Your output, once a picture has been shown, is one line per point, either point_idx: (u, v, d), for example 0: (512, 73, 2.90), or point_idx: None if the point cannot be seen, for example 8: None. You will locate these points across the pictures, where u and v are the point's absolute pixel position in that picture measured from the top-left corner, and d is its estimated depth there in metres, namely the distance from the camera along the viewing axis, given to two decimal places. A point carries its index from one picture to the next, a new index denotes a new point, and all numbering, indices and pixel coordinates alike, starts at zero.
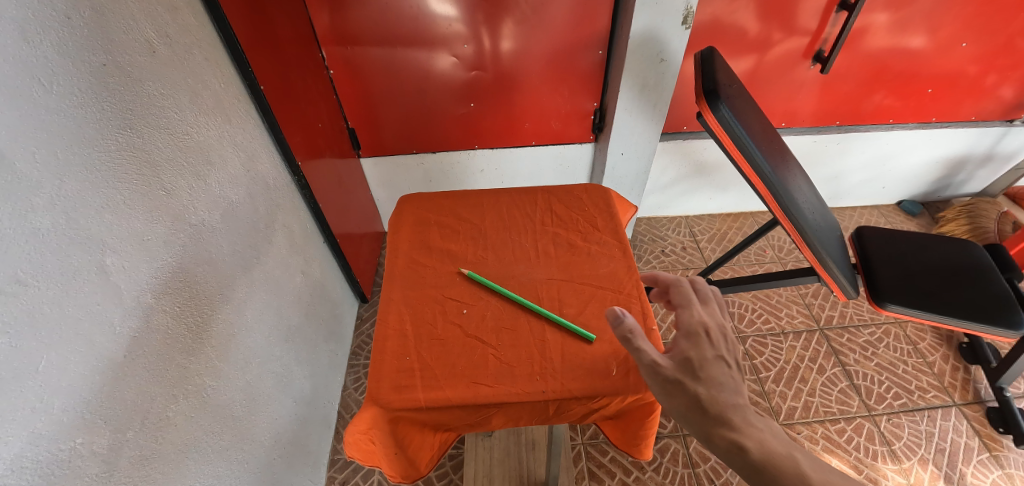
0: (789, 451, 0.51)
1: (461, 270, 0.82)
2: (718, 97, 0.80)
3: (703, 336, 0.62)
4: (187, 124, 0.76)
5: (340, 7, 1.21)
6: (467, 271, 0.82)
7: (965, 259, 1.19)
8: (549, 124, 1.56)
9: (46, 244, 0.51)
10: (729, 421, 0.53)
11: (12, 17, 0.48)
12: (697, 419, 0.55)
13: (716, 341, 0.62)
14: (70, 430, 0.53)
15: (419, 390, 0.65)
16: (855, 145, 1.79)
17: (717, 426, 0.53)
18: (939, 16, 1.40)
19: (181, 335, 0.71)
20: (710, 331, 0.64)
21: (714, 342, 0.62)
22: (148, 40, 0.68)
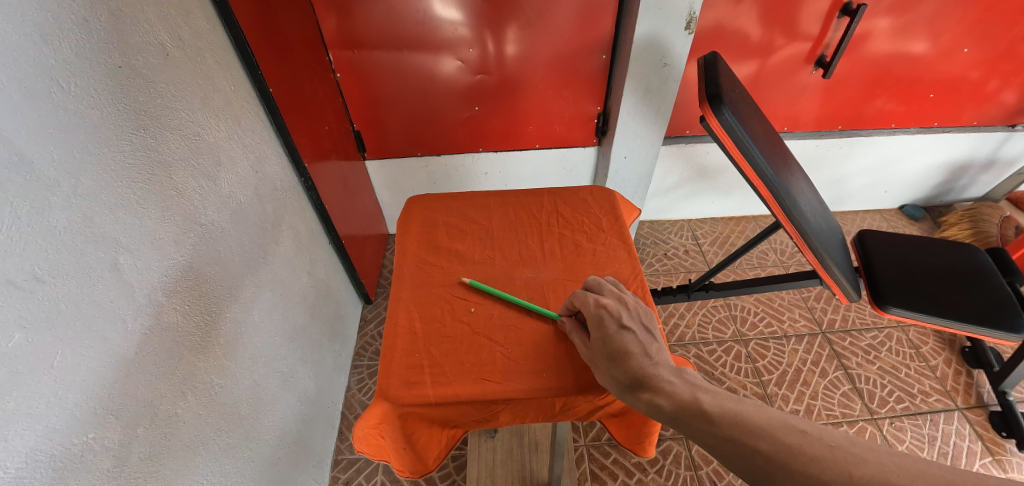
0: (697, 393, 0.54)
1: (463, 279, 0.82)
2: (721, 101, 0.81)
3: (605, 312, 0.64)
4: (199, 126, 0.77)
5: (348, 11, 1.22)
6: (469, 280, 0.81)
7: (967, 262, 1.19)
8: (553, 128, 1.58)
9: (61, 241, 0.52)
10: (646, 382, 0.57)
11: (31, 20, 0.49)
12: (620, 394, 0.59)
13: (618, 311, 0.65)
14: (82, 425, 0.53)
15: (428, 386, 0.66)
16: (858, 149, 1.80)
17: (637, 390, 0.57)
18: (941, 22, 1.41)
19: (190, 333, 0.72)
20: (613, 304, 0.66)
21: (617, 313, 0.64)
22: (162, 44, 0.70)
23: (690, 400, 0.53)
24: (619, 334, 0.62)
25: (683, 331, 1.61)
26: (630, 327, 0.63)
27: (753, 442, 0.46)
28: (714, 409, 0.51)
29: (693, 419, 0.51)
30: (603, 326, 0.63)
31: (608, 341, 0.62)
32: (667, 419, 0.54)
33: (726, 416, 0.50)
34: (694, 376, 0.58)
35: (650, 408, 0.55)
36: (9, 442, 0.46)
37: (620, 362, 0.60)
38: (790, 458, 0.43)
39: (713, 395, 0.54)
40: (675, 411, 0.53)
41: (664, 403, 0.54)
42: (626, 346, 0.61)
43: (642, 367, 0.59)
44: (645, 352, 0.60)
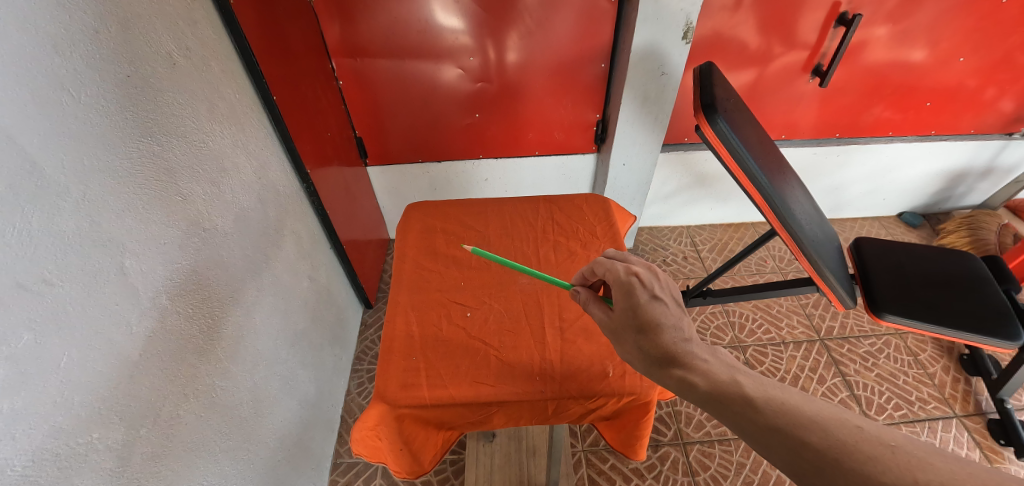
0: (734, 375, 0.52)
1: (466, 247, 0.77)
2: (715, 110, 0.82)
3: (635, 282, 0.62)
4: (204, 133, 0.79)
5: (351, 20, 1.25)
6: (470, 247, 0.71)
7: (962, 270, 1.20)
8: (553, 135, 1.59)
9: (70, 245, 0.54)
10: (677, 359, 0.56)
11: (42, 30, 0.51)
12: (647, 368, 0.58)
13: (649, 282, 0.62)
14: (87, 425, 0.55)
15: (425, 388, 0.67)
16: (855, 157, 1.81)
17: (666, 366, 0.56)
18: (936, 31, 1.43)
19: (193, 336, 0.73)
20: (643, 274, 0.63)
21: (648, 284, 0.62)
22: (169, 53, 0.72)
23: (726, 382, 0.51)
24: (649, 306, 0.60)
25: None
26: (660, 300, 0.61)
27: (801, 434, 0.43)
28: (756, 395, 0.49)
29: (730, 402, 0.49)
30: (633, 296, 0.61)
31: (637, 312, 0.60)
32: (699, 399, 0.52)
33: (770, 404, 0.47)
34: (727, 356, 0.57)
35: (680, 385, 0.54)
36: (16, 440, 0.47)
37: (649, 336, 0.58)
38: (843, 454, 0.40)
39: (752, 379, 0.51)
40: (711, 391, 0.51)
41: (698, 382, 0.53)
42: (656, 319, 0.59)
43: (672, 343, 0.57)
44: (676, 327, 0.59)
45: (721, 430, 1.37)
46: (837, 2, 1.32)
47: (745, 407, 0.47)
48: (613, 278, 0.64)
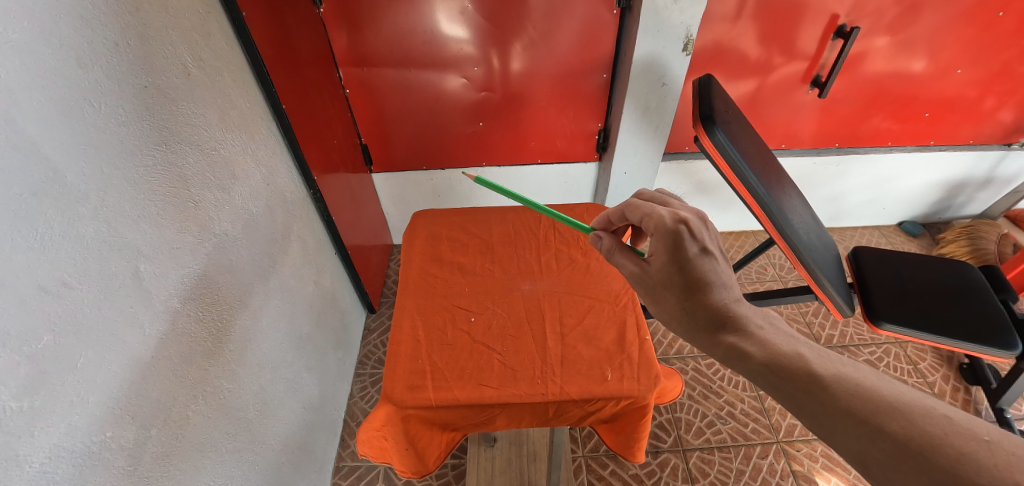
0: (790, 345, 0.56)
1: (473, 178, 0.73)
2: (713, 122, 0.85)
3: (685, 232, 0.63)
4: (216, 141, 0.81)
5: (359, 30, 1.27)
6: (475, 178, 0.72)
7: (960, 280, 1.21)
8: (555, 143, 1.61)
9: (89, 249, 0.56)
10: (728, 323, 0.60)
11: (66, 44, 0.53)
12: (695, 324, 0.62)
13: (698, 233, 0.64)
14: (101, 424, 0.56)
15: (430, 390, 0.69)
16: (855, 167, 1.83)
17: (716, 325, 0.61)
18: (935, 43, 1.45)
19: (203, 338, 0.75)
20: (692, 224, 0.65)
21: (697, 236, 0.64)
22: (185, 64, 0.74)
23: (783, 353, 0.55)
24: (698, 259, 0.63)
25: (681, 344, 1.63)
26: (709, 255, 0.64)
27: (880, 420, 0.44)
28: (822, 371, 0.51)
29: (793, 374, 0.52)
30: (683, 249, 0.63)
31: (685, 267, 0.63)
32: (753, 364, 0.56)
33: (841, 384, 0.49)
34: (778, 327, 0.61)
35: (731, 350, 0.58)
36: (34, 437, 0.49)
37: (697, 295, 0.62)
38: (924, 444, 0.41)
39: (813, 354, 0.54)
40: (769, 360, 0.54)
41: (752, 349, 0.56)
42: (704, 277, 0.63)
43: (720, 304, 0.62)
44: (722, 287, 0.63)
45: (720, 438, 1.38)
46: (836, 15, 1.34)
47: (813, 384, 0.50)
48: (660, 225, 0.65)
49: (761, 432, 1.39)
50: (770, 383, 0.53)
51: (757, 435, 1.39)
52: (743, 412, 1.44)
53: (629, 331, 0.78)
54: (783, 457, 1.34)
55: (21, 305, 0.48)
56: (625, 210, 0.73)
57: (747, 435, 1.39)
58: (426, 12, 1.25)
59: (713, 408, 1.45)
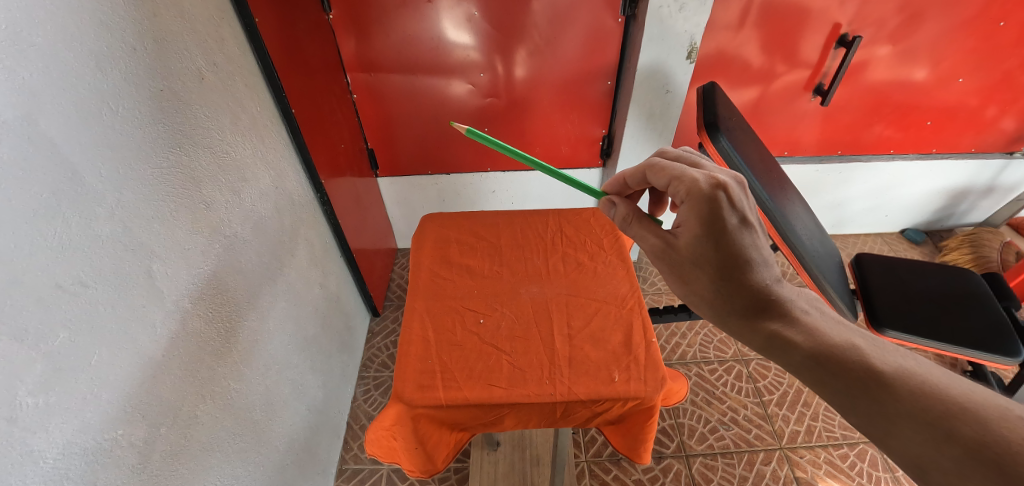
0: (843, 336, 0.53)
1: (461, 129, 0.69)
2: (717, 129, 0.87)
3: (724, 200, 0.58)
4: (227, 144, 0.83)
5: (366, 36, 1.29)
6: (465, 128, 0.69)
7: (963, 287, 1.21)
8: (559, 149, 1.63)
9: (106, 249, 0.57)
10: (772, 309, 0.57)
11: (87, 48, 0.54)
12: (734, 309, 0.59)
13: (738, 201, 0.59)
14: (114, 421, 0.57)
15: (440, 389, 0.70)
16: (857, 174, 1.83)
17: (758, 310, 0.58)
18: (937, 52, 1.46)
19: (212, 339, 0.76)
20: (731, 191, 0.60)
21: (737, 205, 0.59)
22: (199, 69, 0.75)
23: (834, 345, 0.52)
24: (737, 232, 0.58)
25: (684, 350, 1.63)
26: (749, 228, 0.59)
27: (949, 422, 0.40)
28: (882, 367, 0.48)
29: (848, 368, 0.49)
30: (722, 220, 0.58)
31: (723, 241, 0.58)
32: (800, 354, 0.53)
33: (905, 383, 0.45)
34: (823, 315, 0.58)
35: (774, 338, 0.55)
36: (49, 433, 0.49)
37: (735, 275, 0.59)
38: (1003, 452, 0.37)
39: (868, 347, 0.51)
40: (818, 352, 0.52)
41: (798, 339, 0.54)
42: (744, 254, 0.59)
43: (760, 286, 0.58)
44: (762, 267, 0.59)
45: (723, 444, 1.38)
46: (838, 24, 1.36)
47: (871, 381, 0.46)
48: (695, 193, 0.60)
49: (764, 438, 1.39)
50: (818, 375, 0.50)
51: (760, 441, 1.38)
52: (746, 418, 1.44)
53: (635, 333, 0.78)
54: (787, 463, 1.34)
55: (40, 303, 0.49)
56: (650, 173, 0.68)
57: (750, 441, 1.39)
58: (433, 19, 1.26)
59: (716, 414, 1.45)
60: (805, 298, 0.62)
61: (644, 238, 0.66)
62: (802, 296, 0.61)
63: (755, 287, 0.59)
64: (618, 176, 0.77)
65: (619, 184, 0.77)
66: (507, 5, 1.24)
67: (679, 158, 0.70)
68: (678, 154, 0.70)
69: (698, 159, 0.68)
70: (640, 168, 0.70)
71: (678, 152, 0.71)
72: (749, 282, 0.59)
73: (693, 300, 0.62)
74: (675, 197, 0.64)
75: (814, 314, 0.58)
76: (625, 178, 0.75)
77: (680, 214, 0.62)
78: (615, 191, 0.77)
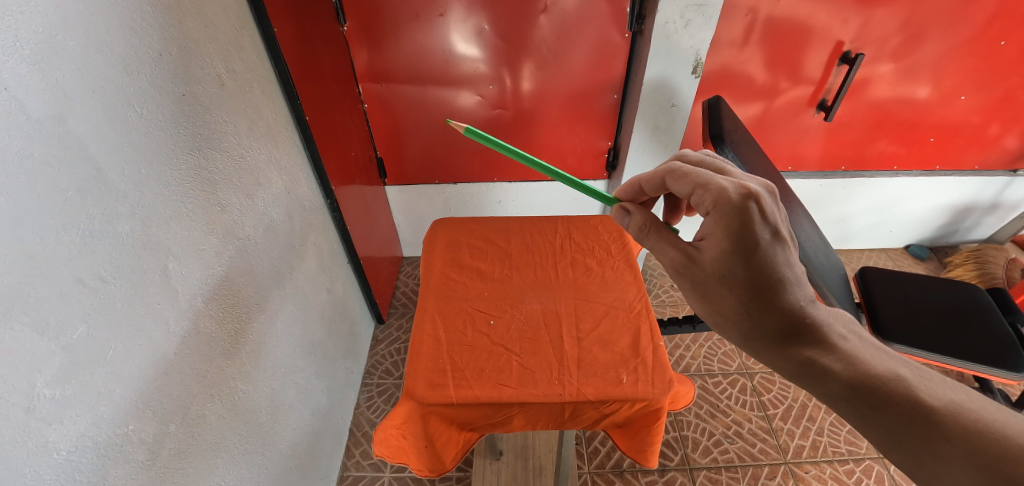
0: (884, 366, 0.54)
1: (458, 128, 0.69)
2: (722, 141, 0.92)
3: (756, 213, 0.58)
4: (243, 149, 0.85)
5: (379, 48, 1.33)
6: (464, 128, 0.69)
7: (968, 301, 1.22)
8: (565, 160, 1.64)
9: (125, 246, 0.58)
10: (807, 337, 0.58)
11: (115, 51, 0.56)
12: (765, 332, 0.59)
13: (770, 214, 0.59)
14: (125, 417, 0.58)
15: (450, 387, 0.71)
16: (862, 189, 1.84)
17: (793, 336, 0.58)
18: (940, 69, 1.48)
19: (221, 338, 0.77)
20: (762, 202, 0.59)
21: (768, 218, 0.59)
22: (219, 75, 0.78)
23: (876, 375, 0.53)
24: (768, 247, 0.59)
25: (688, 362, 1.62)
26: (781, 242, 0.59)
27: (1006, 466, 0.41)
28: (930, 402, 0.49)
29: (893, 401, 0.50)
30: (753, 233, 0.58)
31: (753, 257, 0.58)
32: (839, 383, 0.54)
33: (957, 420, 0.46)
34: (861, 340, 0.59)
35: (810, 366, 0.56)
36: (64, 425, 0.50)
37: (766, 295, 0.59)
38: None
39: (913, 378, 0.52)
40: (859, 382, 0.53)
41: (836, 367, 0.55)
42: (776, 272, 0.59)
43: (793, 309, 0.59)
44: (794, 285, 0.60)
45: (727, 457, 1.36)
46: (841, 41, 1.38)
47: (919, 418, 0.48)
48: (723, 204, 0.59)
49: (768, 453, 1.38)
50: (859, 406, 0.52)
51: (764, 455, 1.37)
52: (750, 431, 1.43)
53: (643, 336, 0.79)
54: (792, 478, 1.32)
55: (62, 297, 0.50)
56: (672, 179, 0.67)
57: (755, 455, 1.37)
58: (444, 32, 1.30)
59: (720, 427, 1.44)
60: (840, 321, 0.62)
61: (665, 250, 0.67)
62: (838, 320, 0.61)
63: (788, 308, 0.59)
64: (632, 181, 0.76)
65: (635, 189, 0.77)
66: (516, 19, 1.27)
67: (701, 164, 0.69)
68: (700, 160, 0.70)
69: (722, 165, 0.68)
70: (659, 173, 0.70)
71: (699, 157, 0.70)
72: (781, 302, 0.59)
73: (720, 320, 0.63)
74: (700, 206, 0.63)
75: (852, 340, 0.59)
76: (642, 183, 0.74)
77: (706, 225, 0.62)
78: (629, 198, 0.78)
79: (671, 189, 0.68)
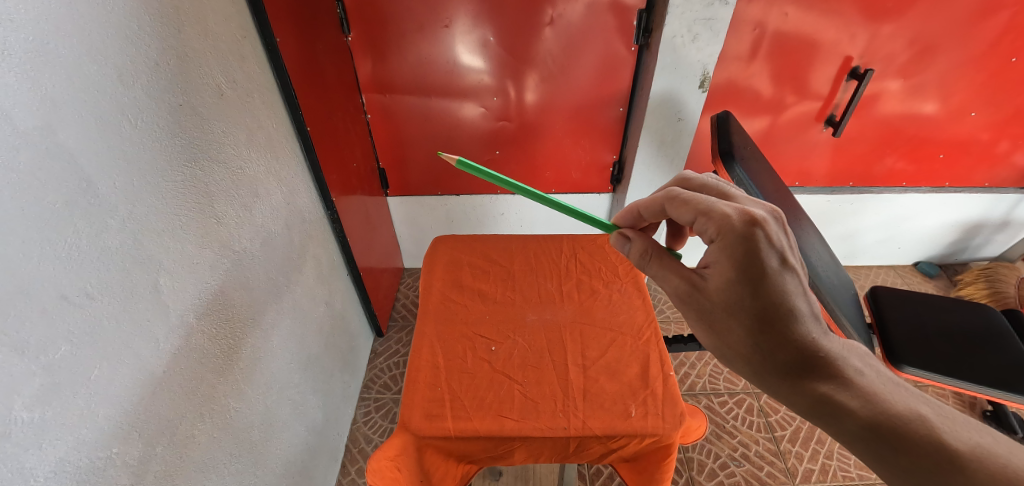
0: (905, 403, 0.51)
1: (450, 159, 0.67)
2: (732, 158, 0.90)
3: (763, 238, 0.57)
4: (241, 160, 0.83)
5: (383, 59, 1.32)
6: (455, 159, 0.68)
7: (982, 322, 1.19)
8: (569, 174, 1.63)
9: (114, 260, 0.56)
10: (820, 370, 0.56)
11: (110, 61, 0.55)
12: (774, 366, 0.57)
13: (777, 239, 0.57)
14: (108, 439, 0.55)
15: (448, 419, 0.71)
16: (869, 205, 1.82)
17: (805, 371, 0.56)
18: (950, 85, 1.46)
19: (213, 355, 0.74)
20: (767, 228, 0.58)
21: (775, 243, 0.57)
22: (219, 85, 0.76)
23: (895, 414, 0.50)
24: (776, 274, 0.57)
25: (693, 380, 1.59)
26: (789, 269, 0.57)
27: None
28: (956, 445, 0.46)
29: (915, 443, 0.47)
30: (759, 261, 0.56)
31: (760, 285, 0.56)
32: (856, 423, 0.51)
33: (983, 464, 0.43)
34: (879, 374, 0.56)
35: (825, 402, 0.54)
36: (42, 450, 0.48)
37: (776, 326, 0.57)
38: None
39: (936, 418, 0.50)
40: (877, 421, 0.50)
41: (853, 405, 0.52)
42: (784, 301, 0.57)
43: (804, 341, 0.57)
44: (804, 315, 0.57)
45: (734, 481, 1.32)
46: (849, 56, 1.37)
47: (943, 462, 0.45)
48: (728, 230, 0.58)
49: (776, 477, 1.34)
50: (878, 448, 0.49)
51: (772, 479, 1.33)
52: (757, 454, 1.39)
53: (652, 366, 0.80)
54: None
55: (43, 314, 0.48)
56: (672, 206, 0.64)
57: (762, 479, 1.33)
58: (448, 43, 1.29)
59: (726, 449, 1.40)
60: (856, 354, 0.59)
61: (668, 277, 0.64)
62: (853, 352, 0.59)
63: (799, 341, 0.57)
64: (631, 207, 0.73)
65: (633, 216, 0.73)
66: (521, 31, 1.27)
67: (703, 189, 0.67)
68: (702, 184, 0.68)
69: (725, 189, 0.66)
70: (658, 200, 0.67)
71: (701, 181, 0.68)
72: (792, 334, 0.57)
73: (727, 352, 0.60)
74: (703, 233, 0.61)
75: (869, 374, 0.56)
76: (640, 209, 0.71)
77: (710, 252, 0.60)
78: (627, 224, 0.74)
79: (671, 215, 0.65)
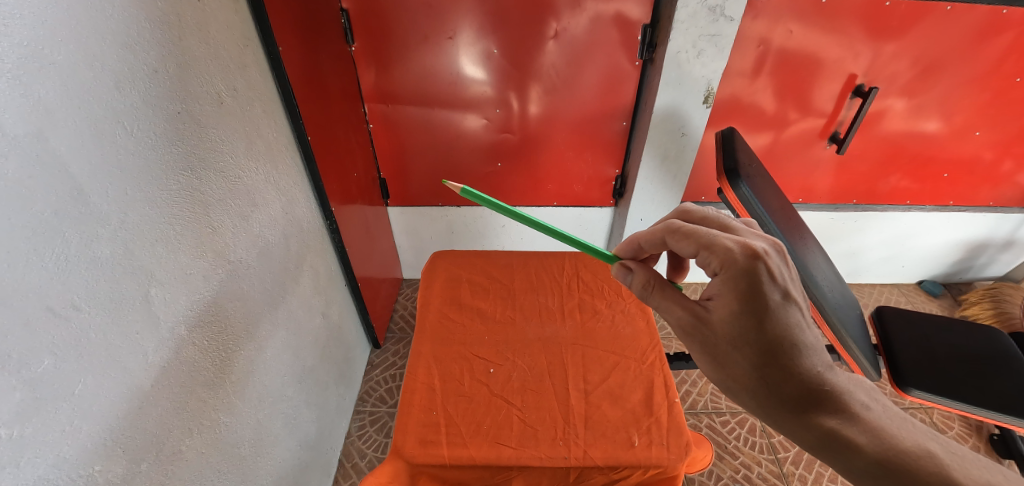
0: (914, 441, 0.50)
1: (453, 188, 0.66)
2: (738, 176, 0.89)
3: (765, 273, 0.55)
4: (239, 168, 0.82)
5: (387, 69, 1.32)
6: (458, 187, 0.66)
7: (990, 345, 1.17)
8: (572, 187, 1.62)
9: (103, 272, 0.54)
10: (826, 404, 0.54)
11: (106, 67, 0.54)
12: (781, 401, 0.55)
13: (779, 274, 0.55)
14: (91, 456, 0.53)
15: (444, 446, 0.69)
16: (872, 223, 1.81)
17: (812, 406, 0.54)
18: (953, 104, 1.45)
19: (205, 369, 0.72)
20: (769, 262, 0.56)
21: (777, 279, 0.55)
22: (218, 93, 0.75)
23: (904, 450, 0.49)
24: (779, 308, 0.55)
25: (694, 398, 1.56)
26: (792, 302, 0.56)
27: None
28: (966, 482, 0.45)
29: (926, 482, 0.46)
30: (763, 296, 0.55)
31: (766, 319, 0.55)
32: (865, 460, 0.50)
33: None
34: (884, 409, 0.55)
35: (832, 438, 0.52)
36: (21, 468, 0.46)
37: (781, 359, 0.55)
38: None
39: (945, 454, 0.48)
40: (887, 459, 0.49)
41: (861, 441, 0.51)
42: (789, 335, 0.55)
43: (810, 375, 0.55)
44: (809, 348, 0.56)
45: None
46: (853, 74, 1.37)
47: None
48: (731, 265, 0.56)
49: None
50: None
51: None
52: (760, 476, 1.36)
53: (656, 392, 0.78)
54: None
55: (27, 327, 0.46)
56: (672, 238, 0.62)
57: None
58: (452, 55, 1.29)
59: (728, 470, 1.37)
60: (861, 387, 0.58)
61: (670, 309, 0.62)
62: (858, 386, 0.57)
63: (805, 374, 0.55)
64: (631, 237, 0.71)
65: (633, 247, 0.71)
66: (525, 43, 1.27)
67: (703, 221, 0.65)
68: (702, 216, 0.66)
69: (726, 220, 0.64)
70: (658, 231, 0.65)
71: (702, 212, 0.66)
72: (797, 367, 0.55)
73: (732, 385, 0.58)
74: (705, 266, 0.59)
75: (876, 408, 0.55)
76: (640, 240, 0.69)
77: (713, 285, 0.58)
78: (628, 255, 0.72)
79: (672, 247, 0.63)
